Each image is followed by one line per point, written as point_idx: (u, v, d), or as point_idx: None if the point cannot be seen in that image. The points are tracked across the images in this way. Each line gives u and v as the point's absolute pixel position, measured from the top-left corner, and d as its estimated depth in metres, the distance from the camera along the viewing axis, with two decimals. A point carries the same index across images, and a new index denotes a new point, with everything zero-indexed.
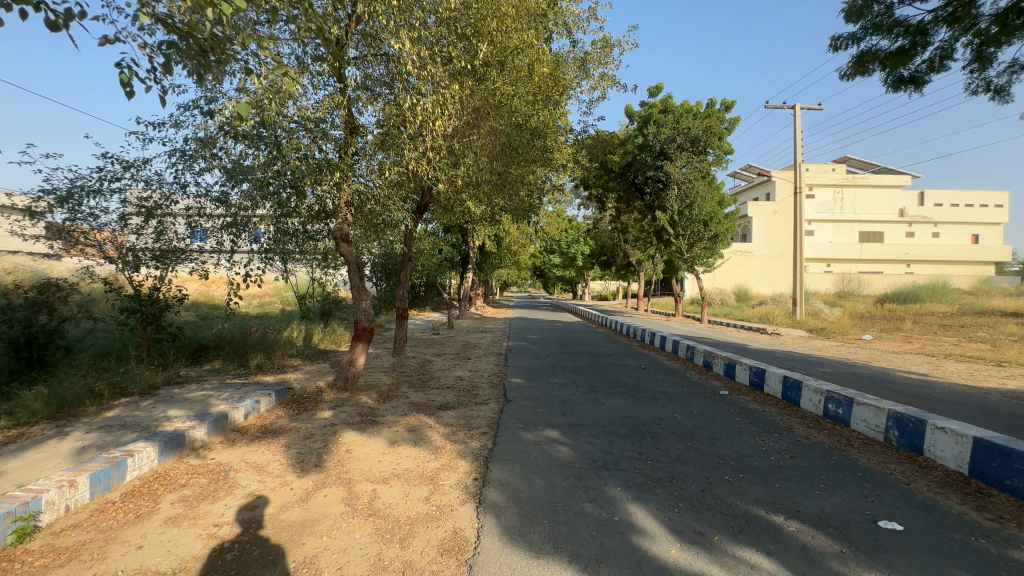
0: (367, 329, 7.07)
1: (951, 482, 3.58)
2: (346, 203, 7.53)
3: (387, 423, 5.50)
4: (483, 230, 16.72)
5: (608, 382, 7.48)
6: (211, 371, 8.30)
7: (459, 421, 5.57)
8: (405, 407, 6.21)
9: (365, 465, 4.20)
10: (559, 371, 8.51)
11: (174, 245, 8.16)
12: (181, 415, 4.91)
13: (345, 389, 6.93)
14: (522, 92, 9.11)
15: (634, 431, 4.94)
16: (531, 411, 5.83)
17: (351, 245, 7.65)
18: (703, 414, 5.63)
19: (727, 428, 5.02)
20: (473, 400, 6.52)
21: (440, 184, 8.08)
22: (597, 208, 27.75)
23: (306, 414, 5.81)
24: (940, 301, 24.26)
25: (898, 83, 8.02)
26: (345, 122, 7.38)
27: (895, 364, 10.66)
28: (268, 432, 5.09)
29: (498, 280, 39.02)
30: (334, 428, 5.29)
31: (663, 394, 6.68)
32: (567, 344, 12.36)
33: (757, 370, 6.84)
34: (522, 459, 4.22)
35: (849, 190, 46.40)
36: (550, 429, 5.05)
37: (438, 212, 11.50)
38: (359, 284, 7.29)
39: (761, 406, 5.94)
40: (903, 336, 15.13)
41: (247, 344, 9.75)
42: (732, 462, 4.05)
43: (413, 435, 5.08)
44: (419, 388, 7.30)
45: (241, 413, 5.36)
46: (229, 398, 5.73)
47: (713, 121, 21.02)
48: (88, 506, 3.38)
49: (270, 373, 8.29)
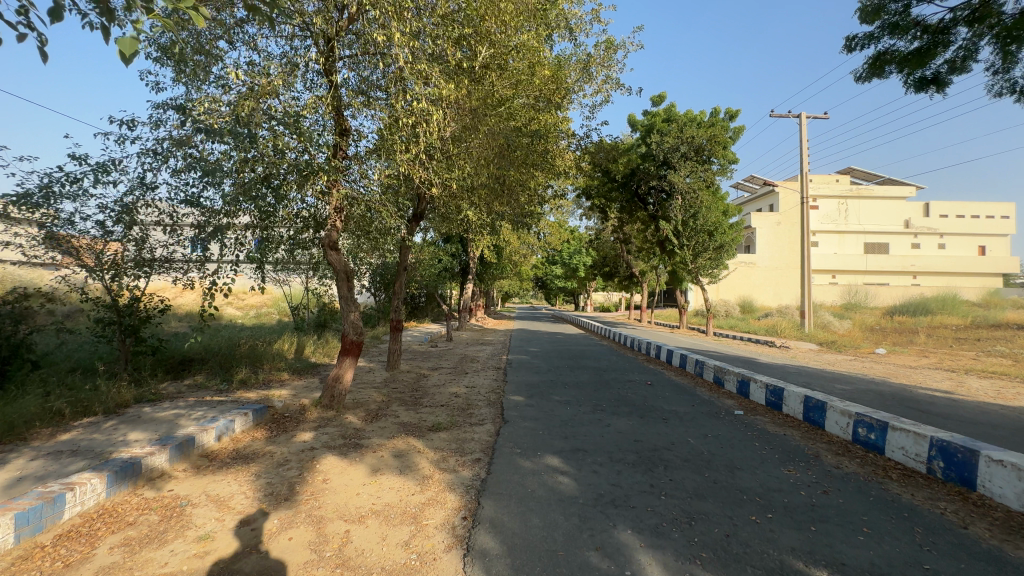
0: (355, 343, 6.61)
1: (1017, 526, 3.09)
2: (336, 208, 7.08)
3: (372, 446, 5.01)
4: (482, 239, 16.30)
5: (612, 400, 6.99)
6: (190, 386, 7.83)
7: (451, 444, 5.09)
8: (393, 428, 5.72)
9: (340, 499, 3.72)
10: (560, 387, 8.02)
11: (157, 253, 7.75)
12: (142, 440, 4.45)
13: (330, 408, 6.44)
14: (523, 95, 8.71)
15: (644, 459, 4.45)
16: (529, 433, 5.33)
17: (339, 252, 7.27)
18: (718, 438, 5.13)
19: (747, 456, 4.52)
20: (467, 421, 6.04)
21: (434, 190, 7.67)
22: (599, 219, 27.33)
23: (285, 436, 5.33)
24: (951, 313, 23.66)
25: (918, 84, 7.58)
26: (334, 124, 7.11)
27: (915, 380, 10.13)
28: (239, 457, 4.62)
29: (499, 291, 38.57)
30: (313, 452, 4.81)
31: (673, 414, 6.18)
32: (569, 358, 11.88)
33: (775, 390, 6.34)
34: (518, 493, 3.74)
35: (854, 201, 46.05)
36: (550, 456, 4.57)
37: (435, 219, 11.05)
38: (348, 294, 6.85)
39: (781, 429, 5.44)
40: (918, 350, 14.58)
41: (233, 356, 9.31)
42: (759, 500, 3.55)
43: (399, 461, 4.59)
44: (410, 406, 6.82)
45: (212, 435, 4.89)
46: (201, 418, 5.27)
47: (717, 131, 20.72)
48: (11, 552, 2.92)
49: (254, 388, 7.83)
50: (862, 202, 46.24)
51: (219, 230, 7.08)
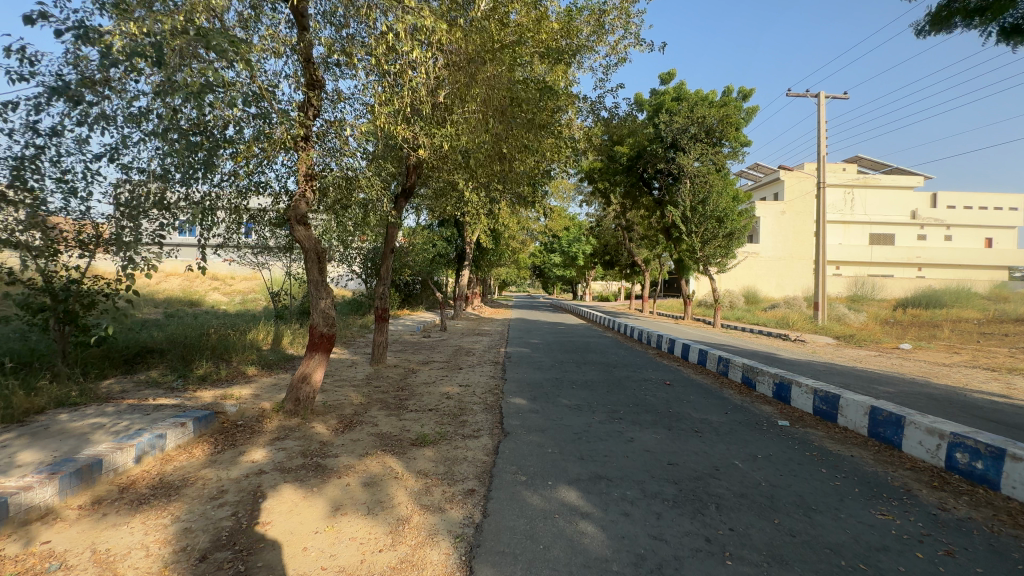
0: (326, 337, 5.55)
1: None
2: (306, 175, 6.09)
3: (337, 469, 3.95)
4: (479, 220, 15.18)
5: (631, 406, 5.95)
6: (138, 383, 6.76)
7: (438, 468, 4.03)
8: (367, 442, 4.66)
9: (275, 562, 2.66)
10: (566, 388, 6.98)
11: (99, 228, 6.60)
12: (28, 466, 3.39)
13: (295, 415, 5.38)
14: (527, 48, 7.52)
15: (688, 493, 3.43)
16: (535, 452, 4.28)
17: (308, 227, 5.93)
18: (773, 461, 4.12)
19: (820, 491, 3.49)
20: (460, 431, 5.01)
21: (423, 151, 6.55)
22: (602, 204, 26.23)
23: (229, 454, 4.27)
24: (967, 307, 22.68)
25: (1000, 34, 6.34)
26: (303, 75, 6.02)
27: (959, 381, 9.10)
28: (162, 487, 3.56)
29: (496, 279, 37.56)
30: (262, 478, 3.76)
31: (706, 425, 5.17)
32: (574, 351, 10.87)
33: (826, 397, 5.32)
34: (526, 552, 2.69)
35: (860, 190, 44.99)
36: (565, 488, 3.53)
37: (427, 197, 9.89)
38: (318, 277, 5.73)
39: (847, 449, 4.42)
40: (946, 346, 13.57)
41: (197, 347, 8.31)
42: (866, 570, 2.52)
43: (370, 494, 3.54)
44: (392, 412, 5.76)
45: (131, 455, 3.82)
46: (123, 431, 4.20)
47: (730, 110, 19.57)
48: None
49: (213, 387, 6.78)
50: (869, 192, 45.20)
51: (159, 200, 5.98)
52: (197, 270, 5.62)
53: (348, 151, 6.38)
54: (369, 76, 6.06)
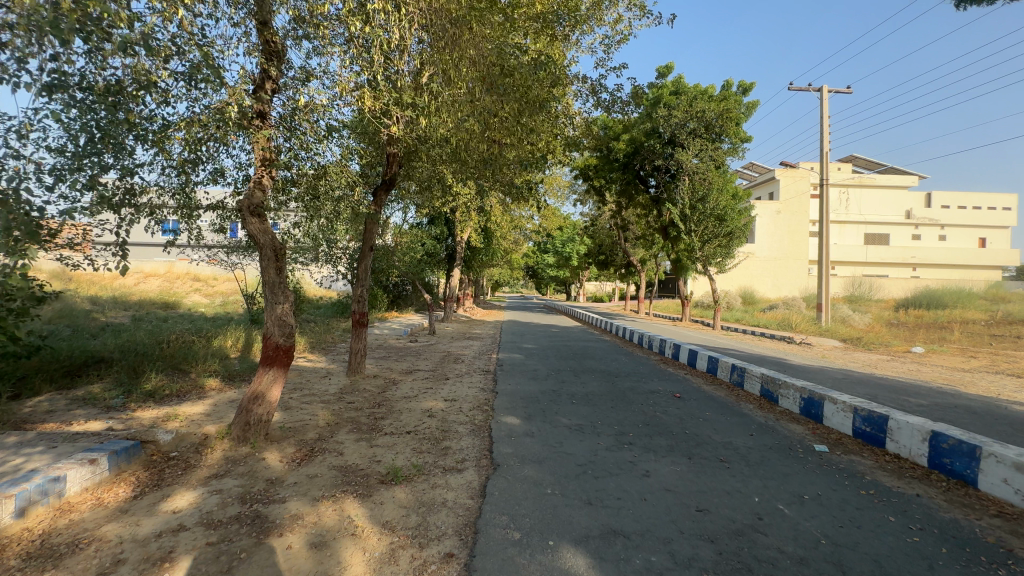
0: (283, 349, 4.72)
1: None
2: (264, 160, 5.14)
3: (280, 523, 3.10)
4: (470, 215, 14.36)
5: (641, 426, 5.14)
6: (71, 402, 5.83)
7: (409, 518, 3.18)
8: (326, 479, 3.81)
9: None
10: (565, 403, 6.16)
11: None
12: None
13: (243, 442, 4.50)
14: (521, 19, 6.67)
15: (733, 561, 2.61)
16: (530, 494, 3.46)
17: (264, 220, 4.84)
18: (825, 505, 3.33)
19: (899, 555, 2.70)
20: (441, 462, 4.19)
21: (397, 127, 5.71)
22: (596, 202, 25.53)
23: (146, 500, 3.39)
24: (969, 308, 22.19)
25: None
26: (259, 40, 5.12)
27: (988, 390, 8.39)
28: (36, 558, 2.68)
29: (489, 280, 36.76)
30: (178, 539, 2.91)
31: (733, 452, 4.38)
32: (571, 357, 10.11)
33: (870, 417, 4.56)
34: None
35: (855, 190, 44.73)
36: (570, 553, 2.70)
37: (412, 191, 9.04)
38: (277, 280, 4.88)
39: (908, 487, 3.64)
40: (960, 350, 12.94)
41: (151, 357, 7.38)
42: None
43: (315, 562, 2.69)
44: (363, 435, 4.93)
45: (6, 510, 2.93)
46: (11, 473, 3.32)
47: (729, 105, 18.89)
48: None
49: (158, 405, 5.88)
50: (863, 191, 44.94)
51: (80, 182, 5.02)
52: (118, 266, 4.56)
53: (336, 136, 5.76)
54: (341, 46, 5.26)
